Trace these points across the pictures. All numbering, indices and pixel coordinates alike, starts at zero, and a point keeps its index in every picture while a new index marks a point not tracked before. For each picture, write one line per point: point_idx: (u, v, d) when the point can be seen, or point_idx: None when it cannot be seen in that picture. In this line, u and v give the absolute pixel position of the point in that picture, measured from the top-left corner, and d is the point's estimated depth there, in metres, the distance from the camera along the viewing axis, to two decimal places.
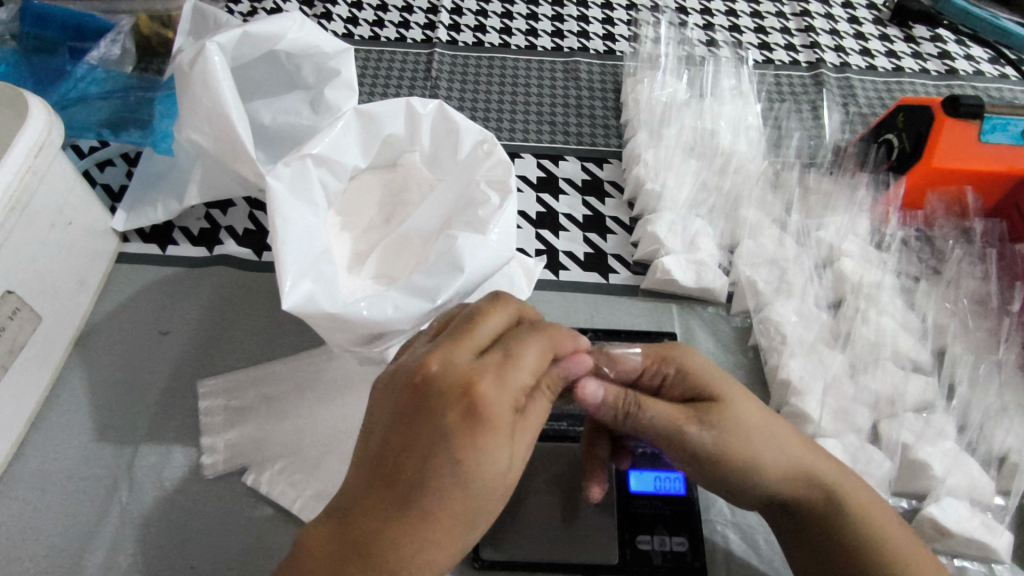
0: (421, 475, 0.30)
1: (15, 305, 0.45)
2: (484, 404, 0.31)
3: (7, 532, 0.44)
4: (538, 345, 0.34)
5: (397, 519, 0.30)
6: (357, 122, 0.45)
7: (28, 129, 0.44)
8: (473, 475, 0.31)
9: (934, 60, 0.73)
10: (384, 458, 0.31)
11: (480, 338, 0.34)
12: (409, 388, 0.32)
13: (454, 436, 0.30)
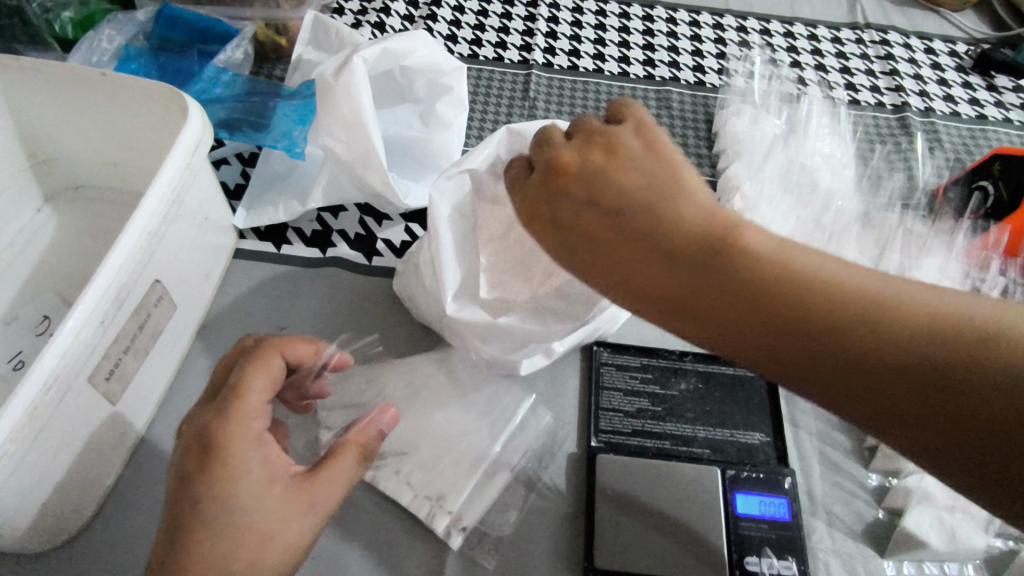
0: (183, 532, 0.34)
1: (160, 294, 0.47)
2: (222, 450, 0.35)
3: (137, 513, 0.46)
4: (259, 394, 0.38)
5: (193, 563, 0.33)
6: (508, 141, 0.48)
7: (189, 128, 0.47)
8: (225, 506, 0.35)
9: (1017, 110, 0.74)
10: (189, 507, 0.34)
11: (248, 397, 0.38)
12: (192, 442, 0.36)
13: (198, 494, 0.35)
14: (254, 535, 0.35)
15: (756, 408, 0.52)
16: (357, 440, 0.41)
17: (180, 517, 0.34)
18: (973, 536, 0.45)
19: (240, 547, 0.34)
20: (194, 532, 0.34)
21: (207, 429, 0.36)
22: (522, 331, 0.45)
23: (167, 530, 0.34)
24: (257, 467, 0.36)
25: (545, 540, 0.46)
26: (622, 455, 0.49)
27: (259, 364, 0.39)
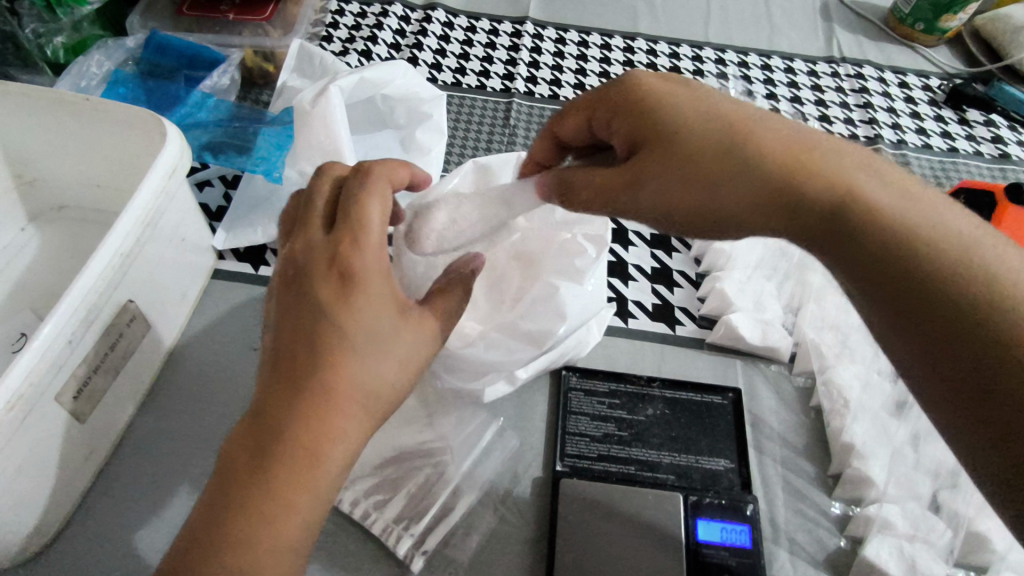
0: (324, 358, 0.34)
1: (133, 314, 0.48)
2: (362, 277, 0.35)
3: (101, 531, 0.47)
4: (383, 222, 0.37)
5: (341, 388, 0.33)
6: (473, 173, 0.52)
7: (167, 153, 0.48)
8: (365, 333, 0.35)
9: (987, 144, 0.76)
10: (325, 338, 0.34)
11: (373, 230, 0.36)
12: (325, 269, 0.35)
13: (340, 321, 0.34)
14: (397, 356, 0.36)
15: (721, 435, 0.53)
16: (463, 281, 0.43)
17: (314, 348, 0.34)
18: (932, 564, 0.45)
19: (386, 369, 0.36)
20: (338, 358, 0.34)
21: (345, 258, 0.35)
22: (481, 359, 0.47)
23: (296, 360, 0.34)
24: (391, 294, 0.37)
25: (506, 564, 0.47)
26: (588, 479, 0.49)
27: (376, 192, 0.37)
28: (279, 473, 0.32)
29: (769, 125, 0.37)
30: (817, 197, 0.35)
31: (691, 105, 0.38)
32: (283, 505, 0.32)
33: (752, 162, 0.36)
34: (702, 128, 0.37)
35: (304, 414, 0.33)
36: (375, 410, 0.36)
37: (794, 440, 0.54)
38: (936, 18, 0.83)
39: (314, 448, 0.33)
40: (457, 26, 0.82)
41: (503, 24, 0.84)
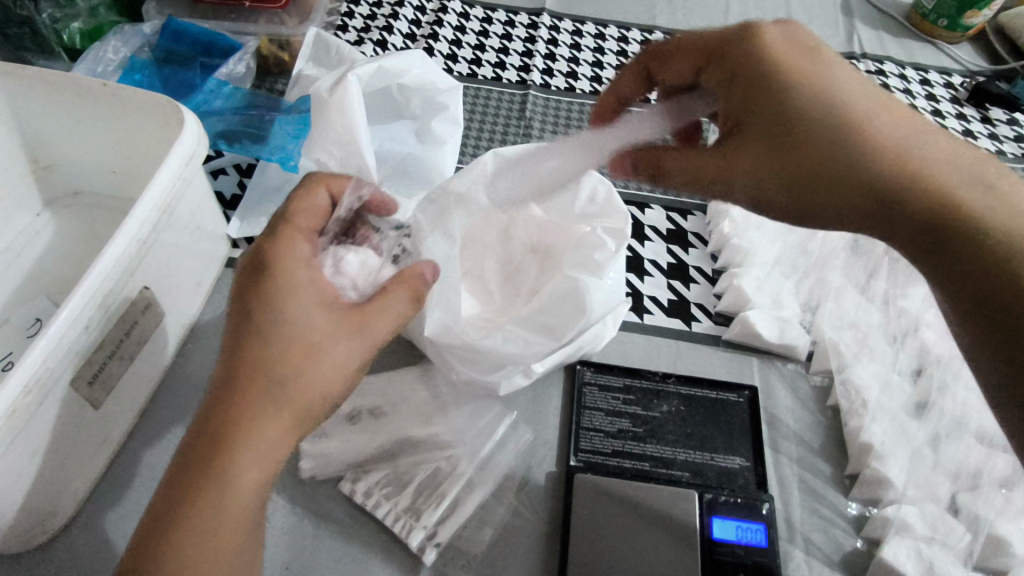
0: (236, 344, 0.36)
1: (148, 300, 0.47)
2: (268, 267, 0.38)
3: (115, 516, 0.47)
4: (304, 231, 0.41)
5: (243, 371, 0.35)
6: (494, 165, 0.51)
7: (183, 140, 0.48)
8: (271, 323, 0.36)
9: (1011, 143, 0.75)
10: (235, 328, 0.37)
11: (287, 233, 0.40)
12: (245, 269, 0.39)
13: (246, 310, 0.37)
14: (305, 346, 0.37)
15: (736, 432, 0.52)
16: (406, 281, 0.41)
17: (228, 340, 0.37)
18: (950, 567, 0.45)
19: (288, 358, 0.36)
20: (244, 347, 0.36)
21: (251, 264, 0.38)
22: (499, 353, 0.46)
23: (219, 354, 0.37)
24: (300, 289, 0.38)
25: (518, 559, 0.46)
26: (602, 475, 0.49)
27: (303, 197, 0.43)
28: (196, 460, 0.34)
29: (818, 66, 0.41)
30: (872, 159, 0.39)
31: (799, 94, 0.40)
32: (196, 485, 0.34)
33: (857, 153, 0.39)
34: (811, 108, 0.40)
35: (217, 397, 0.35)
36: (286, 403, 0.36)
37: (810, 439, 0.53)
38: (960, 14, 0.81)
39: (219, 431, 0.34)
40: (474, 17, 0.82)
41: (520, 15, 0.83)
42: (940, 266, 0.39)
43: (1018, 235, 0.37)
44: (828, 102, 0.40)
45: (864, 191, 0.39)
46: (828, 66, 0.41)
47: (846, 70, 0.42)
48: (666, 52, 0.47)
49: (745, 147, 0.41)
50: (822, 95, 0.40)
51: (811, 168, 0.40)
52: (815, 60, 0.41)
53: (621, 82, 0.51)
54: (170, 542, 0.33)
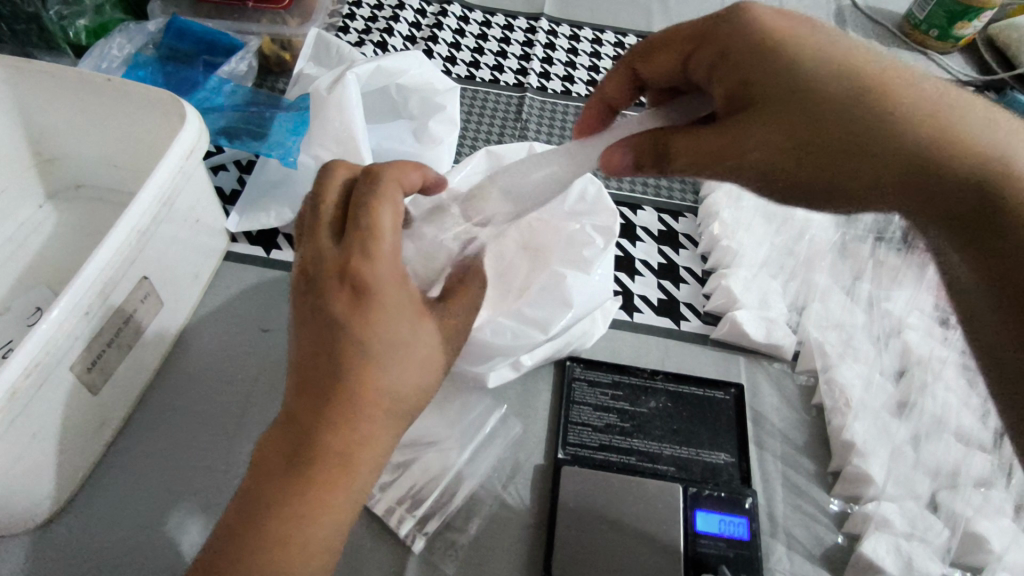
0: (348, 370, 0.34)
1: (146, 291, 0.49)
2: (374, 292, 0.35)
3: (108, 500, 0.48)
4: (393, 237, 0.36)
5: (365, 394, 0.34)
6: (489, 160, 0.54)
7: (184, 135, 0.49)
8: (386, 339, 0.35)
9: None
10: (342, 346, 0.34)
11: (386, 239, 0.36)
12: (342, 281, 0.35)
13: (357, 331, 0.34)
14: (418, 359, 0.36)
15: (722, 429, 0.53)
16: (477, 276, 0.43)
17: (332, 358, 0.34)
18: (928, 562, 0.45)
19: (407, 373, 0.36)
20: (366, 369, 0.34)
21: (348, 277, 0.35)
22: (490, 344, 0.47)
23: (319, 370, 0.34)
24: (405, 300, 0.36)
25: (504, 548, 0.47)
26: (590, 468, 0.50)
27: (386, 197, 0.36)
28: (317, 483, 0.34)
29: (809, 30, 0.38)
30: (899, 133, 0.35)
31: (817, 62, 0.36)
32: (319, 505, 0.34)
33: (881, 149, 0.35)
34: (778, 90, 0.36)
35: (330, 419, 0.34)
36: (399, 416, 0.36)
37: (794, 437, 0.54)
38: (951, 25, 0.83)
39: (345, 457, 0.34)
40: (473, 21, 0.83)
41: (518, 20, 0.84)
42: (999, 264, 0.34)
43: None
44: (828, 59, 0.37)
45: (909, 164, 0.35)
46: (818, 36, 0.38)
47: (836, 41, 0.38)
48: (649, 46, 0.44)
49: (756, 122, 0.36)
50: (830, 72, 0.36)
51: (849, 144, 0.36)
52: (815, 30, 0.38)
53: (607, 88, 0.48)
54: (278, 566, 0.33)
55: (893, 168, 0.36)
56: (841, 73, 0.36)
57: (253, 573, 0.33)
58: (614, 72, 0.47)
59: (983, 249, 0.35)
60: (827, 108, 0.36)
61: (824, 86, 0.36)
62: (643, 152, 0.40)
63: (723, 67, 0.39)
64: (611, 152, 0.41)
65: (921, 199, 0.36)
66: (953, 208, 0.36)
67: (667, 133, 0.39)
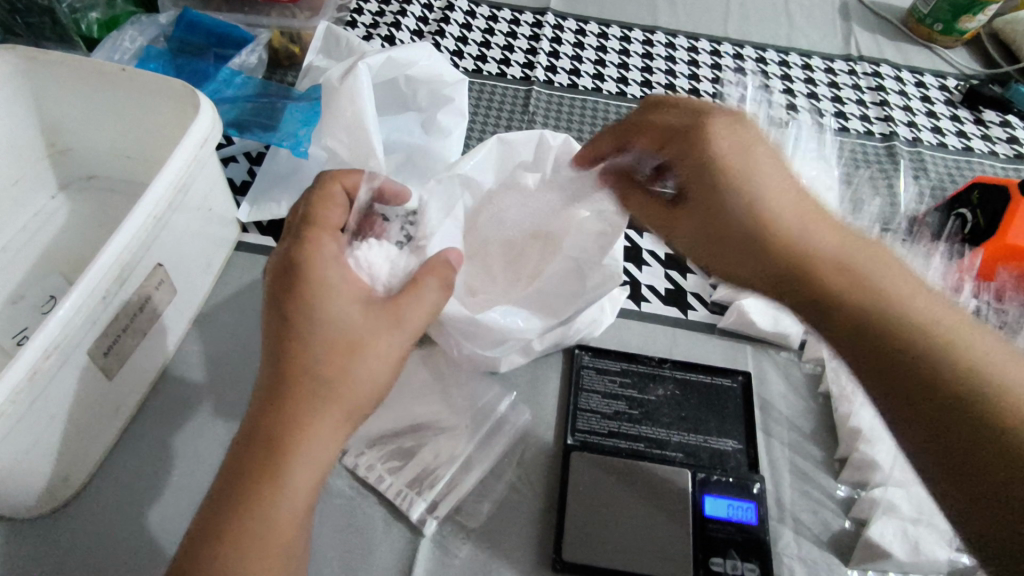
0: (279, 347, 0.38)
1: (161, 277, 0.49)
2: (299, 271, 0.39)
3: (124, 484, 0.48)
4: (327, 235, 0.41)
5: (292, 367, 0.37)
6: (498, 148, 0.52)
7: (198, 125, 0.49)
8: (316, 319, 0.38)
9: (1003, 144, 0.76)
10: (277, 327, 0.38)
11: (320, 227, 0.42)
12: (279, 267, 0.40)
13: (287, 309, 0.38)
14: (348, 341, 0.38)
15: (729, 416, 0.54)
16: (438, 271, 0.43)
17: (274, 338, 0.38)
18: (936, 547, 0.46)
19: (333, 359, 0.38)
20: (291, 344, 0.38)
21: (286, 261, 0.40)
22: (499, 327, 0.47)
23: (267, 349, 0.38)
24: (339, 283, 0.40)
25: (515, 532, 0.48)
26: (598, 454, 0.51)
27: (324, 197, 0.44)
28: (256, 460, 0.36)
29: (752, 164, 0.44)
30: (781, 253, 0.41)
31: (745, 191, 0.43)
32: (268, 481, 0.36)
33: (763, 259, 0.43)
34: (704, 187, 0.46)
35: (270, 396, 0.37)
36: (338, 399, 0.38)
37: (802, 424, 0.55)
38: (955, 20, 0.83)
39: (283, 431, 0.36)
40: (480, 15, 0.83)
41: (525, 14, 0.85)
42: (891, 396, 0.36)
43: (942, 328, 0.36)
44: (748, 183, 0.43)
45: (790, 281, 0.41)
46: (758, 169, 0.44)
47: (777, 175, 0.44)
48: (661, 102, 0.50)
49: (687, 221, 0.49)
50: (749, 197, 0.43)
51: (764, 254, 0.42)
52: (768, 161, 0.44)
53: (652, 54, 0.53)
54: (229, 557, 0.34)
55: (782, 280, 0.42)
56: (788, 220, 0.42)
57: (217, 542, 0.35)
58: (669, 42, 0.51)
59: (866, 345, 0.37)
60: (720, 217, 0.45)
61: (732, 190, 0.44)
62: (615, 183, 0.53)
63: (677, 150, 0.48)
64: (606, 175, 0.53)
65: (814, 312, 0.40)
66: (855, 324, 0.38)
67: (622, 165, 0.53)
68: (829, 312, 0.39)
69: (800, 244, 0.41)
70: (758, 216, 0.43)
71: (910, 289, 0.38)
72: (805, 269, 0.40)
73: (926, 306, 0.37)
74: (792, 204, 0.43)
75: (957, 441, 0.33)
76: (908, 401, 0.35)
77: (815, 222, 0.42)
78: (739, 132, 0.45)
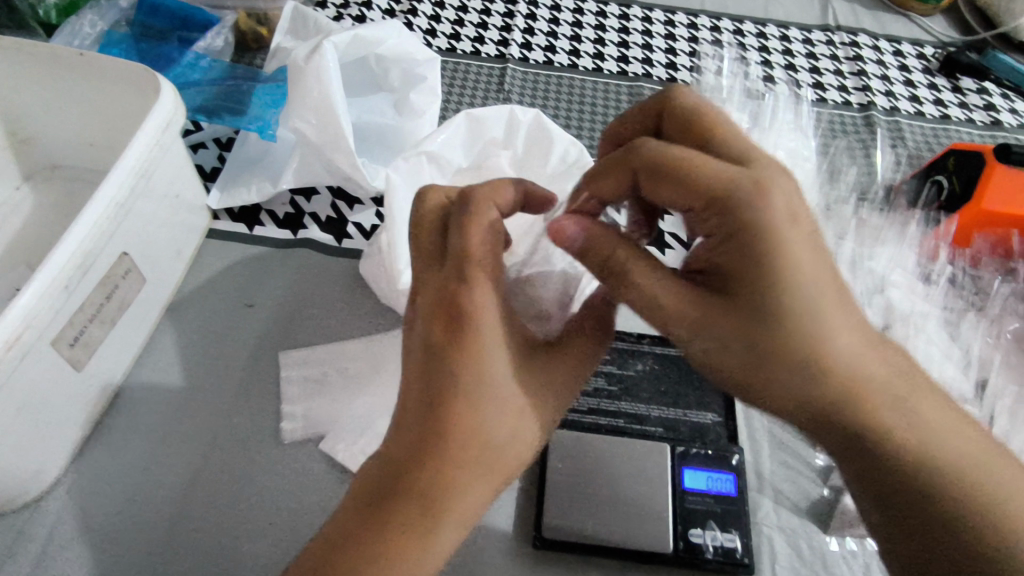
0: (441, 401, 0.35)
1: (127, 266, 0.48)
2: (470, 323, 0.36)
3: (99, 475, 0.48)
4: (490, 283, 0.37)
5: (458, 428, 0.35)
6: (466, 124, 0.52)
7: (159, 108, 0.48)
8: (485, 381, 0.36)
9: (980, 111, 0.76)
10: (433, 376, 0.36)
11: (478, 264, 0.37)
12: (442, 311, 0.36)
13: (452, 364, 0.35)
14: (515, 406, 0.37)
15: (708, 389, 0.53)
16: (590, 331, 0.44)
17: (433, 389, 0.35)
18: None
19: (504, 422, 0.37)
20: (455, 401, 0.35)
21: (454, 306, 0.36)
22: None
23: (422, 397, 0.36)
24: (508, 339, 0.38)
25: (495, 510, 0.48)
26: (577, 431, 0.50)
27: (481, 217, 0.37)
28: (400, 514, 0.34)
29: (805, 236, 0.34)
30: (828, 372, 0.35)
31: (823, 283, 0.34)
32: (419, 539, 0.34)
33: (804, 377, 0.35)
34: (743, 269, 0.34)
35: (425, 452, 0.35)
36: (501, 463, 0.37)
37: None
38: None
39: (438, 489, 0.35)
40: None
41: None
42: (874, 495, 0.38)
43: (951, 452, 0.37)
44: (810, 279, 0.33)
45: (822, 395, 0.35)
46: (817, 285, 0.34)
47: (819, 254, 0.34)
48: (695, 118, 0.39)
49: (714, 307, 0.35)
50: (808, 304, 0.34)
51: (786, 360, 0.34)
52: (811, 238, 0.34)
53: (628, 122, 0.45)
54: None
55: (799, 394, 0.35)
56: (825, 322, 0.34)
57: None
58: (643, 108, 0.43)
59: (854, 451, 0.37)
60: (772, 308, 0.34)
61: (770, 279, 0.33)
62: (590, 256, 0.39)
63: (737, 207, 0.34)
64: (566, 224, 0.41)
65: (822, 423, 0.36)
66: (853, 439, 0.37)
67: (641, 179, 0.38)
68: (830, 423, 0.36)
69: (825, 357, 0.34)
70: (794, 306, 0.33)
71: (909, 395, 0.36)
72: (826, 383, 0.35)
73: (933, 417, 0.37)
74: (824, 286, 0.34)
75: (942, 547, 0.36)
76: (903, 502, 0.37)
77: (845, 319, 0.35)
78: (779, 175, 0.35)
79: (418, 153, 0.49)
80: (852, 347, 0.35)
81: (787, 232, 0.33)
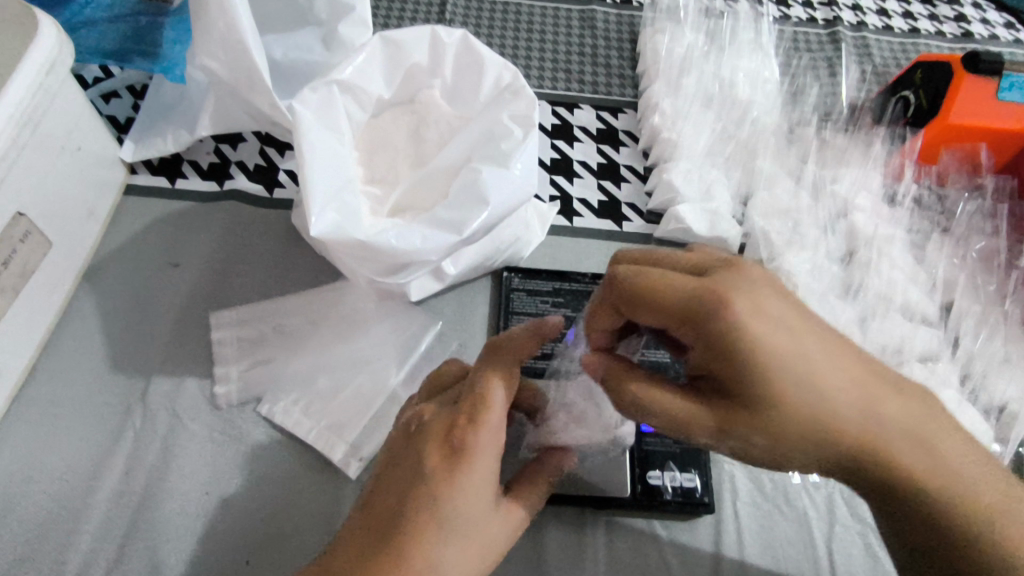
0: (409, 519, 0.32)
1: (26, 229, 0.44)
2: (469, 456, 0.33)
3: (17, 453, 0.45)
4: (498, 432, 0.34)
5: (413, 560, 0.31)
6: (382, 49, 0.48)
7: (38, 46, 0.42)
8: (458, 512, 0.32)
9: (950, 23, 0.72)
10: (414, 496, 0.32)
11: (495, 411, 0.34)
12: (442, 437, 0.34)
13: (437, 493, 0.32)
14: (478, 547, 0.33)
15: None
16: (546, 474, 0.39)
17: (405, 508, 0.32)
18: None
19: (457, 561, 0.32)
20: (427, 527, 0.31)
21: (452, 433, 0.33)
22: (393, 251, 0.41)
23: (389, 512, 0.32)
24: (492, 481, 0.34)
25: None
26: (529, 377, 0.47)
27: None
28: None
29: (779, 320, 0.33)
30: (840, 440, 0.33)
31: (825, 352, 0.33)
32: None
33: (817, 450, 0.33)
34: (736, 366, 0.32)
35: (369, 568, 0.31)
36: None
37: None
38: None
39: None
40: None
41: None
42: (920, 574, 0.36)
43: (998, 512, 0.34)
44: (791, 356, 0.32)
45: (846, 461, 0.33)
46: (800, 359, 0.32)
47: (809, 332, 0.33)
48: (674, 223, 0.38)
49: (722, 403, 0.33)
50: (811, 407, 0.32)
51: (803, 439, 0.33)
52: (792, 323, 0.33)
53: None
54: None
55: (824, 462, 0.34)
56: (826, 396, 0.32)
57: None
58: None
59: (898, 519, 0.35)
60: (766, 394, 0.32)
61: (753, 362, 0.32)
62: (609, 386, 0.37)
63: (709, 319, 0.32)
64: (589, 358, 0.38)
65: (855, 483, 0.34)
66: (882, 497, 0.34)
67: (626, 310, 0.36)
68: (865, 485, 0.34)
69: (835, 425, 0.32)
70: (783, 390, 0.32)
71: (946, 452, 0.33)
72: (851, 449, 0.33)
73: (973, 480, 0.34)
74: (815, 359, 0.32)
75: None
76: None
77: (853, 388, 0.33)
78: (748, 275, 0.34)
79: (328, 83, 0.45)
80: (857, 415, 0.33)
81: (771, 335, 0.32)
